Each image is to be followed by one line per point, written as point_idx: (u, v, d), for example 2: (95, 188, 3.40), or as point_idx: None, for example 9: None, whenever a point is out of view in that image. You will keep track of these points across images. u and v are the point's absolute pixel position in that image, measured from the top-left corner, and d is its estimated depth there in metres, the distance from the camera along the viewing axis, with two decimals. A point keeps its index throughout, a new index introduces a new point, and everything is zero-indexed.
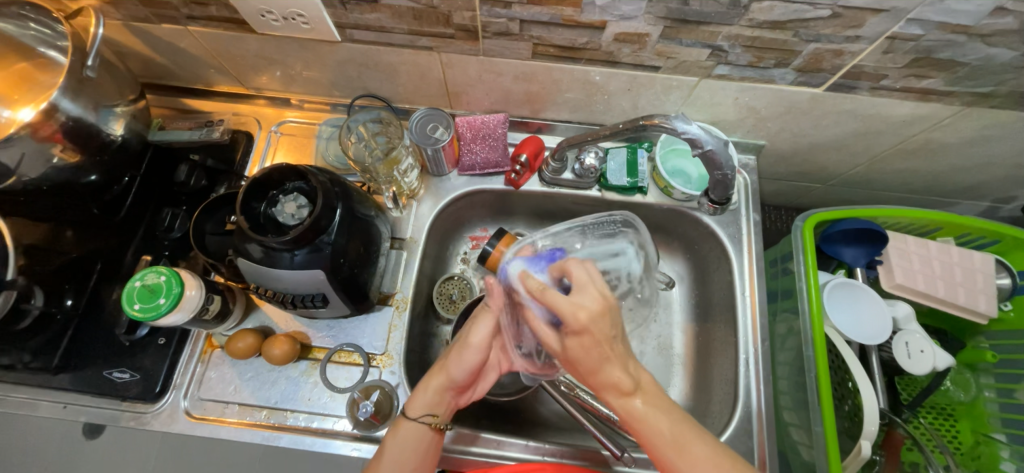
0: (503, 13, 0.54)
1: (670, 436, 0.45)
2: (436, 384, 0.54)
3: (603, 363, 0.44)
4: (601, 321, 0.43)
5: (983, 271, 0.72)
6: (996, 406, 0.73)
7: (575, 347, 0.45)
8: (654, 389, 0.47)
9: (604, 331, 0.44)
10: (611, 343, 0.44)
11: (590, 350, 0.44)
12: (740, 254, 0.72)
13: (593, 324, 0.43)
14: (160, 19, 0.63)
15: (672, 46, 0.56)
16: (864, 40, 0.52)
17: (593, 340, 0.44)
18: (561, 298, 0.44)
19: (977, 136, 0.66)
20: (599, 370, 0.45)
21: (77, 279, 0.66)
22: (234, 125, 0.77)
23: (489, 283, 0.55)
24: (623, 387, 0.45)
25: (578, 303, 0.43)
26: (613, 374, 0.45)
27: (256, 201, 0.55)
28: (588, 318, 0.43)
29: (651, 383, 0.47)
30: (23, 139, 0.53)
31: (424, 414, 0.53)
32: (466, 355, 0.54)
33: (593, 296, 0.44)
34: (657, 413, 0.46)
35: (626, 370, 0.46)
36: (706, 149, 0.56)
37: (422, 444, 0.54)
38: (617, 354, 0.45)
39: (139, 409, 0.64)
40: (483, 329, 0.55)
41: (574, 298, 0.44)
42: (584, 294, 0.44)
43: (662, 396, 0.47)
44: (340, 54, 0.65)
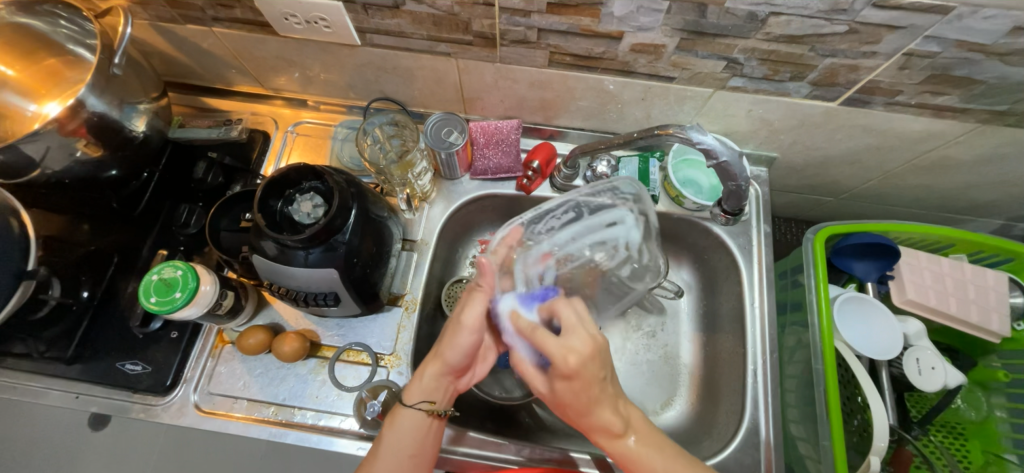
0: (521, 21, 0.54)
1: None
2: (433, 372, 0.55)
3: (593, 406, 0.48)
4: (591, 364, 0.47)
5: (996, 289, 0.71)
6: (1008, 427, 0.72)
7: (566, 389, 0.49)
8: (645, 427, 0.50)
9: (593, 373, 0.48)
10: (600, 385, 0.48)
11: (580, 392, 0.48)
12: (751, 264, 0.72)
13: (583, 367, 0.47)
14: (185, 20, 0.64)
15: (688, 57, 0.57)
16: (880, 56, 0.52)
17: (585, 382, 0.47)
18: (552, 342, 0.48)
19: (992, 154, 0.66)
20: (589, 412, 0.49)
21: (94, 271, 0.67)
22: (252, 124, 0.78)
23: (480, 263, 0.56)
24: (612, 428, 0.48)
25: (570, 347, 0.47)
26: (603, 416, 0.48)
27: (273, 199, 0.56)
28: (579, 362, 0.47)
29: (641, 421, 0.51)
30: (50, 133, 0.54)
31: (420, 400, 0.54)
32: (460, 336, 0.54)
33: (582, 339, 0.48)
34: (651, 451, 0.49)
35: (616, 411, 0.49)
36: (720, 159, 0.56)
37: (421, 429, 0.54)
38: (607, 396, 0.49)
39: (149, 401, 0.65)
40: (478, 307, 0.54)
41: (566, 341, 0.48)
42: (574, 336, 0.48)
43: (653, 434, 0.50)
44: (359, 58, 0.66)
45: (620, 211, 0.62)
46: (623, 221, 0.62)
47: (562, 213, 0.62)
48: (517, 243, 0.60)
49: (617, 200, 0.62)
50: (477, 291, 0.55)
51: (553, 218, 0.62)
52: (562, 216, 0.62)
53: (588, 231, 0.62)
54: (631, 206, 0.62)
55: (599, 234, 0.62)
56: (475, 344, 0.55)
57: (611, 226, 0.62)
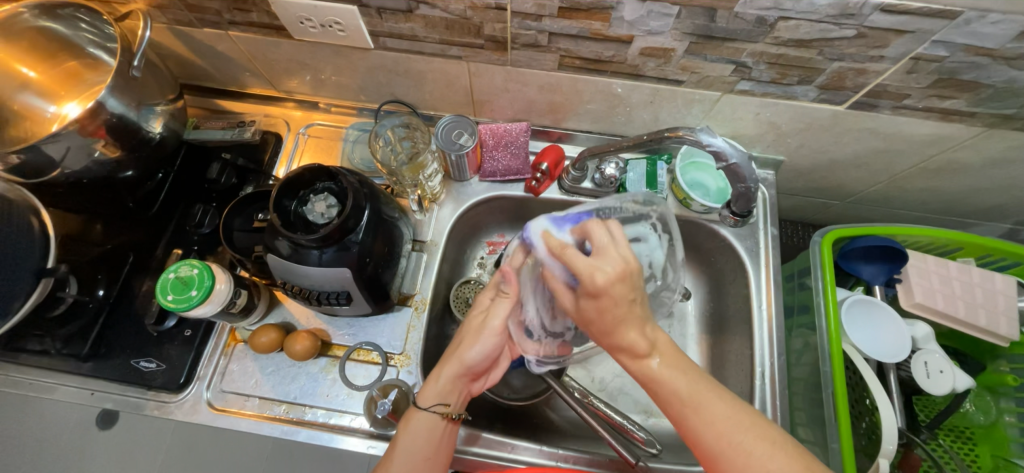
0: (533, 25, 0.55)
1: (686, 393, 0.47)
2: (450, 373, 0.57)
3: (619, 324, 0.49)
4: (619, 285, 0.47)
5: (1004, 293, 0.71)
6: (1017, 432, 0.72)
7: (593, 306, 0.49)
8: (674, 351, 0.50)
9: (622, 294, 0.48)
10: (628, 305, 0.48)
11: (607, 312, 0.48)
12: (758, 267, 0.72)
13: (612, 286, 0.47)
14: (203, 24, 0.65)
15: (696, 61, 0.57)
16: (887, 60, 0.53)
17: (612, 297, 0.47)
18: (582, 260, 0.48)
19: (1000, 157, 0.66)
20: (617, 331, 0.49)
21: (110, 270, 0.68)
22: (265, 126, 0.79)
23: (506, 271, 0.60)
24: (635, 349, 0.49)
25: (596, 264, 0.47)
26: (629, 336, 0.49)
27: (287, 200, 0.57)
28: (607, 280, 0.46)
29: (669, 346, 0.50)
30: (71, 134, 0.56)
31: (435, 404, 0.55)
32: (482, 339, 0.58)
33: (614, 261, 0.47)
34: (676, 374, 0.48)
35: (643, 332, 0.49)
36: (730, 162, 0.57)
37: (435, 433, 0.55)
38: (635, 315, 0.49)
39: (162, 398, 0.66)
40: (502, 313, 0.59)
41: (595, 260, 0.47)
42: (605, 258, 0.47)
43: (680, 358, 0.50)
44: (371, 61, 0.67)
45: (643, 225, 0.60)
46: (646, 238, 0.60)
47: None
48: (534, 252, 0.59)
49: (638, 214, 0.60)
50: (504, 297, 0.60)
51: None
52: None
53: None
54: (654, 221, 0.60)
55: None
56: (495, 347, 0.59)
57: (633, 241, 0.60)
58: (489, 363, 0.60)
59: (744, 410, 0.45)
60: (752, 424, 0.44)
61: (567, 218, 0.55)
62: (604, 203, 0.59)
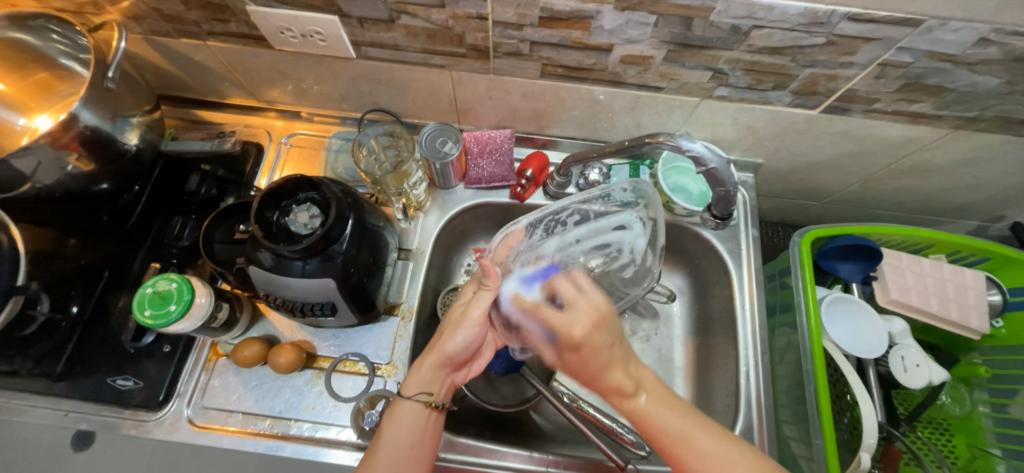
0: (515, 34, 0.56)
1: (676, 430, 0.48)
2: (431, 363, 0.56)
3: (603, 368, 0.50)
4: (596, 333, 0.51)
5: (974, 287, 0.74)
6: (991, 421, 0.74)
7: (576, 360, 0.52)
8: (656, 385, 0.51)
9: (602, 340, 0.51)
10: (609, 350, 0.51)
11: (591, 359, 0.51)
12: (740, 268, 0.73)
13: (589, 337, 0.51)
14: (180, 34, 0.64)
15: (675, 68, 0.58)
16: (857, 66, 0.55)
17: (591, 348, 0.50)
18: (557, 318, 0.52)
19: (965, 157, 0.69)
20: (601, 375, 0.51)
21: (84, 286, 0.66)
22: (245, 136, 0.78)
23: (484, 265, 0.58)
24: (623, 389, 0.50)
25: (573, 320, 0.51)
26: (614, 378, 0.50)
27: (269, 211, 0.56)
28: (583, 333, 0.50)
29: (652, 380, 0.52)
30: (42, 147, 0.54)
31: (418, 393, 0.55)
32: (463, 328, 0.57)
33: (586, 310, 0.52)
34: (663, 410, 0.49)
35: (626, 373, 0.51)
36: (709, 167, 0.58)
37: (420, 422, 0.54)
38: (617, 359, 0.51)
39: (141, 417, 0.64)
40: (483, 305, 0.57)
41: (571, 316, 0.52)
42: (577, 311, 0.52)
43: (666, 394, 0.51)
44: (353, 70, 0.67)
45: (627, 214, 0.63)
46: (631, 226, 0.63)
47: (567, 216, 0.63)
48: (520, 243, 0.61)
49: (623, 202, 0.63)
50: (485, 290, 0.58)
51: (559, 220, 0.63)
52: (569, 219, 0.63)
53: (593, 234, 0.63)
54: (641, 209, 0.63)
55: (605, 236, 0.63)
56: (477, 339, 0.58)
57: (617, 230, 0.63)
58: (472, 354, 0.60)
59: (737, 446, 0.46)
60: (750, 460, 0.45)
61: (535, 275, 0.58)
62: (587, 195, 0.63)
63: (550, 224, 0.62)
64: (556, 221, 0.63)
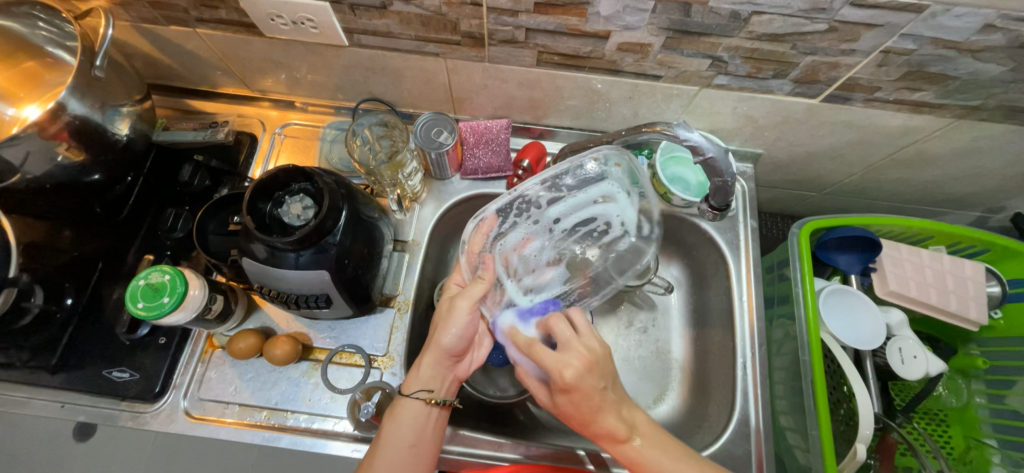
0: (509, 21, 0.55)
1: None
2: (430, 360, 0.56)
3: (594, 414, 0.49)
4: (587, 377, 0.48)
5: (974, 279, 0.74)
6: (987, 412, 0.74)
7: (567, 401, 0.50)
8: (653, 430, 0.51)
9: (593, 384, 0.49)
10: (600, 395, 0.49)
11: (579, 404, 0.49)
12: (738, 259, 0.73)
13: (581, 380, 0.48)
14: (169, 21, 0.63)
15: (674, 56, 0.57)
16: (858, 53, 0.54)
17: (582, 392, 0.48)
18: (547, 355, 0.49)
19: (967, 147, 0.68)
20: (592, 421, 0.49)
21: (78, 278, 0.65)
22: (238, 126, 0.77)
23: (471, 242, 0.59)
24: (616, 435, 0.49)
25: (564, 360, 0.49)
26: (608, 423, 0.49)
27: (262, 202, 0.56)
28: (574, 376, 0.48)
29: (648, 425, 0.51)
30: (30, 137, 0.53)
31: (418, 390, 0.55)
32: (455, 319, 0.56)
33: (577, 354, 0.49)
34: (657, 452, 0.49)
35: (619, 415, 0.50)
36: (707, 155, 0.57)
37: (420, 419, 0.55)
38: (608, 404, 0.49)
39: (138, 409, 0.64)
40: (475, 295, 0.55)
41: (562, 356, 0.49)
42: (570, 352, 0.49)
43: (663, 437, 0.50)
44: (347, 58, 0.66)
45: (607, 185, 0.59)
46: (612, 197, 0.59)
47: (539, 193, 0.59)
48: (493, 231, 0.59)
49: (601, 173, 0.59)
50: (479, 281, 0.56)
51: (533, 202, 0.59)
52: (543, 198, 0.59)
53: (574, 208, 0.60)
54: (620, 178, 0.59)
55: (586, 210, 0.60)
56: (471, 327, 0.57)
57: (597, 202, 0.60)
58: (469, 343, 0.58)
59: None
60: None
61: (533, 309, 0.57)
62: (560, 169, 0.59)
63: (522, 208, 0.59)
64: (528, 203, 0.60)
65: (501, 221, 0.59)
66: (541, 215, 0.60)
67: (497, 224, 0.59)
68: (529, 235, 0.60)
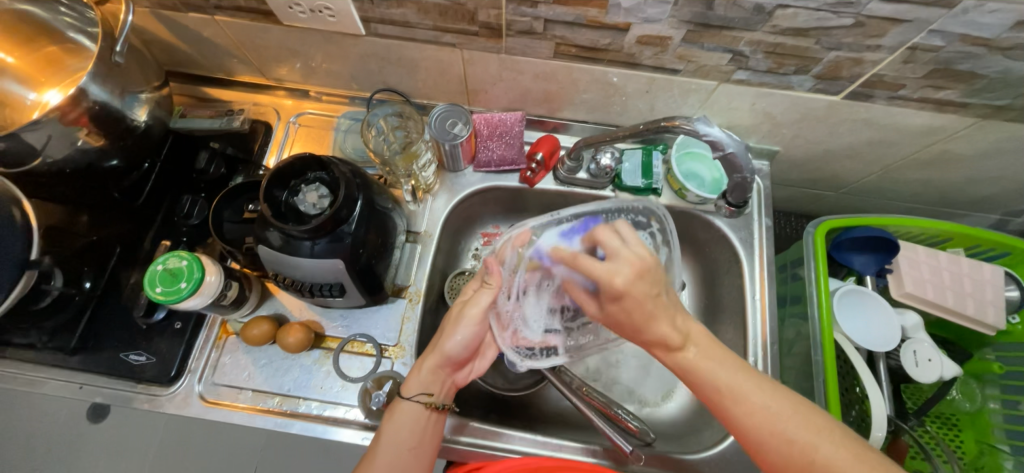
0: (528, 12, 0.54)
1: (727, 384, 0.46)
2: (431, 364, 0.57)
3: (649, 319, 0.48)
4: (638, 283, 0.47)
5: (992, 283, 0.72)
6: (1001, 418, 0.73)
7: (618, 308, 0.50)
8: (710, 342, 0.49)
9: (644, 290, 0.48)
10: (654, 300, 0.48)
11: (635, 310, 0.48)
12: (752, 258, 0.72)
13: (631, 285, 0.47)
14: (188, 8, 0.63)
15: (693, 49, 0.57)
16: (884, 49, 0.53)
17: (632, 297, 0.47)
18: (597, 265, 0.49)
19: (991, 148, 0.67)
20: (647, 326, 0.48)
21: (97, 262, 0.66)
22: (254, 115, 0.78)
23: (489, 263, 0.58)
24: (669, 341, 0.48)
25: (613, 268, 0.48)
26: (661, 330, 0.48)
27: (278, 189, 0.56)
28: (624, 281, 0.47)
29: (701, 334, 0.50)
30: (51, 122, 0.54)
31: (418, 393, 0.55)
32: (460, 328, 0.57)
33: (627, 260, 0.48)
34: (712, 363, 0.48)
35: (674, 324, 0.48)
36: (727, 152, 0.56)
37: (420, 423, 0.55)
38: (664, 307, 0.48)
39: (154, 392, 0.65)
40: (482, 302, 0.58)
41: (611, 265, 0.48)
42: (620, 260, 0.48)
43: (715, 347, 0.49)
44: (364, 48, 0.65)
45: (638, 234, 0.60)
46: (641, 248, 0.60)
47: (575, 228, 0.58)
48: (525, 244, 0.58)
49: (634, 221, 0.61)
50: (487, 288, 0.58)
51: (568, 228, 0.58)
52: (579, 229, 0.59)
53: None
54: (653, 231, 0.60)
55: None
56: (475, 338, 0.58)
57: None
58: (472, 353, 0.60)
59: (781, 391, 0.46)
60: (778, 392, 0.46)
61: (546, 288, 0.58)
62: (602, 206, 0.59)
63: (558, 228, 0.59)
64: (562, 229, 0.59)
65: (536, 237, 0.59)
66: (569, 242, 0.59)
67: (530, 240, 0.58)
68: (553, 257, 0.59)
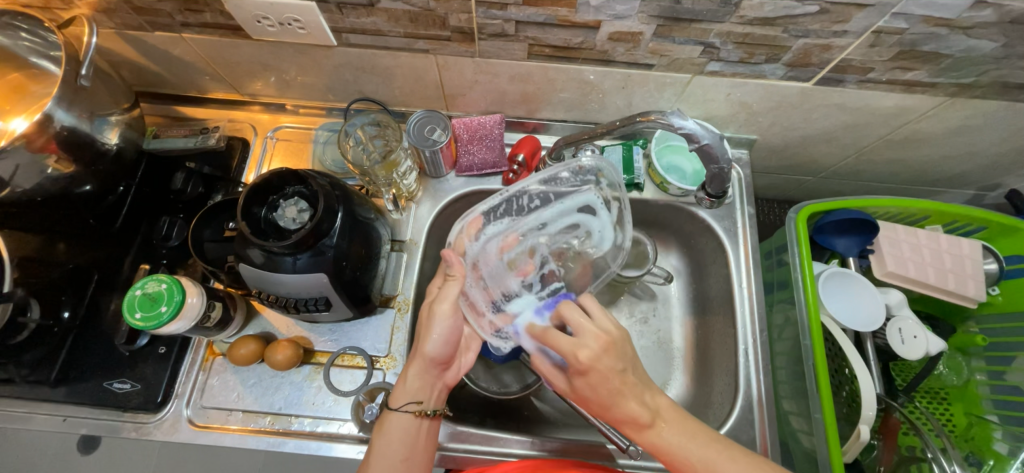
0: (499, 14, 0.54)
1: (700, 460, 0.47)
2: (416, 370, 0.56)
3: (615, 399, 0.49)
4: (603, 357, 0.48)
5: (971, 257, 0.74)
6: (988, 389, 0.74)
7: (585, 385, 0.50)
8: (677, 414, 0.50)
9: (609, 366, 0.48)
10: (618, 376, 0.48)
11: (598, 385, 0.49)
12: (736, 246, 0.73)
13: (597, 360, 0.48)
14: (154, 27, 0.63)
15: (665, 44, 0.57)
16: (851, 35, 0.54)
17: (598, 373, 0.48)
18: (564, 340, 0.49)
19: (961, 125, 0.68)
20: (613, 406, 0.49)
21: (74, 290, 0.65)
22: (229, 132, 0.77)
23: (446, 255, 0.57)
24: (638, 420, 0.48)
25: (580, 343, 0.49)
26: (629, 408, 0.48)
27: (257, 206, 0.55)
28: (589, 357, 0.48)
29: (670, 408, 0.50)
30: (17, 150, 0.53)
31: (407, 403, 0.55)
32: (434, 325, 0.56)
33: (593, 336, 0.49)
34: (684, 440, 0.48)
35: (641, 401, 0.49)
36: (702, 143, 0.57)
37: (411, 432, 0.55)
38: (629, 387, 0.49)
39: (141, 419, 0.63)
40: (451, 296, 0.56)
41: (577, 339, 0.49)
42: (585, 334, 0.49)
43: (686, 420, 0.49)
44: (336, 59, 0.65)
45: (590, 194, 0.60)
46: (594, 207, 0.60)
47: (529, 200, 0.60)
48: (478, 230, 0.58)
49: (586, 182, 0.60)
50: (451, 281, 0.57)
51: (519, 203, 0.60)
52: (530, 203, 0.60)
53: (558, 215, 0.60)
54: (604, 187, 0.60)
55: (568, 217, 0.60)
56: (453, 332, 0.57)
57: (581, 210, 0.60)
58: (454, 349, 0.58)
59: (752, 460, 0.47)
60: (754, 462, 0.47)
61: (545, 305, 0.57)
62: (551, 173, 0.60)
63: (509, 207, 0.59)
64: (515, 204, 0.60)
65: (488, 220, 0.59)
66: (525, 217, 0.59)
67: (482, 224, 0.59)
68: (509, 232, 0.59)
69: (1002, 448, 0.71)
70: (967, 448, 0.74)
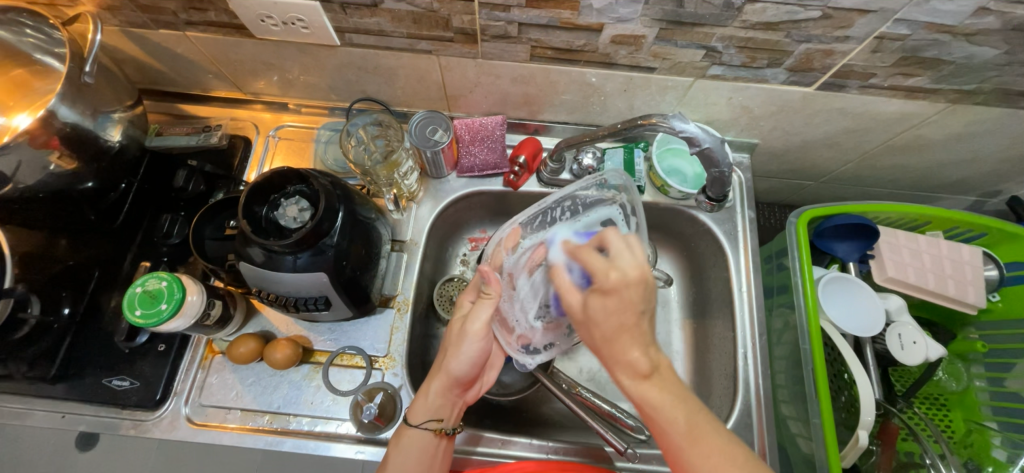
0: (502, 16, 0.54)
1: (685, 427, 0.44)
2: (438, 387, 0.56)
3: (625, 333, 0.45)
4: (632, 286, 0.44)
5: (971, 263, 0.73)
6: (987, 395, 0.74)
7: (599, 304, 0.46)
8: (674, 379, 0.46)
9: (632, 298, 0.45)
10: (635, 312, 0.45)
11: (613, 311, 0.45)
12: (737, 251, 0.73)
13: (625, 286, 0.44)
14: (158, 25, 0.63)
15: (667, 47, 0.57)
16: (853, 40, 0.54)
17: (617, 299, 0.45)
18: (597, 259, 0.46)
19: (961, 132, 0.68)
20: (618, 339, 0.46)
21: (75, 286, 0.65)
22: (232, 130, 0.77)
23: (484, 271, 0.56)
24: (638, 367, 0.45)
25: (614, 264, 0.45)
26: (631, 352, 0.45)
27: (258, 205, 0.55)
28: (620, 276, 0.44)
29: (671, 374, 0.47)
30: (20, 147, 0.53)
31: (426, 420, 0.55)
32: (466, 345, 0.56)
33: (632, 263, 0.45)
34: (676, 404, 0.45)
35: (645, 351, 0.46)
36: (703, 147, 0.57)
37: (428, 449, 0.55)
38: (638, 333, 0.46)
39: (139, 417, 0.63)
40: (483, 315, 0.56)
41: (612, 259, 0.45)
42: (619, 259, 0.45)
43: (683, 390, 0.46)
44: (339, 58, 0.65)
45: (614, 210, 0.56)
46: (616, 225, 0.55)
47: (560, 212, 0.58)
48: (513, 244, 0.59)
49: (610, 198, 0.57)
50: (485, 299, 0.56)
51: (552, 215, 0.58)
52: (562, 216, 0.58)
53: (583, 230, 0.55)
54: (624, 204, 0.56)
55: (593, 235, 0.55)
56: (481, 352, 0.56)
57: (604, 227, 0.55)
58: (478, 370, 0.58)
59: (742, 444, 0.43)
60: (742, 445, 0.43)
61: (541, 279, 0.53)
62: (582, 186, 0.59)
63: (544, 219, 0.59)
64: (549, 217, 0.59)
65: (523, 232, 0.59)
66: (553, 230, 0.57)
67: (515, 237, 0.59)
68: (535, 246, 0.56)
69: (1001, 454, 0.71)
70: (966, 455, 0.74)
